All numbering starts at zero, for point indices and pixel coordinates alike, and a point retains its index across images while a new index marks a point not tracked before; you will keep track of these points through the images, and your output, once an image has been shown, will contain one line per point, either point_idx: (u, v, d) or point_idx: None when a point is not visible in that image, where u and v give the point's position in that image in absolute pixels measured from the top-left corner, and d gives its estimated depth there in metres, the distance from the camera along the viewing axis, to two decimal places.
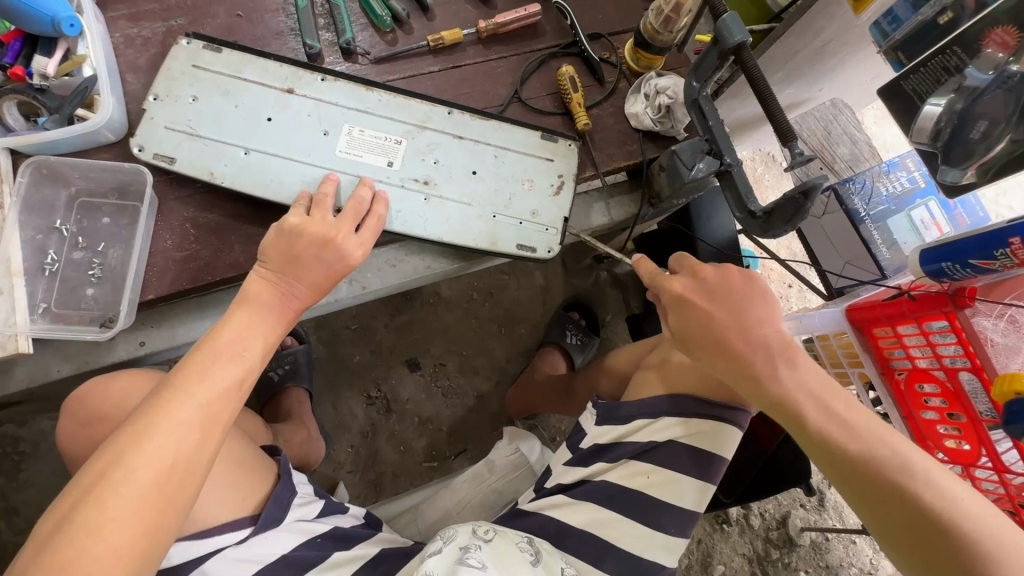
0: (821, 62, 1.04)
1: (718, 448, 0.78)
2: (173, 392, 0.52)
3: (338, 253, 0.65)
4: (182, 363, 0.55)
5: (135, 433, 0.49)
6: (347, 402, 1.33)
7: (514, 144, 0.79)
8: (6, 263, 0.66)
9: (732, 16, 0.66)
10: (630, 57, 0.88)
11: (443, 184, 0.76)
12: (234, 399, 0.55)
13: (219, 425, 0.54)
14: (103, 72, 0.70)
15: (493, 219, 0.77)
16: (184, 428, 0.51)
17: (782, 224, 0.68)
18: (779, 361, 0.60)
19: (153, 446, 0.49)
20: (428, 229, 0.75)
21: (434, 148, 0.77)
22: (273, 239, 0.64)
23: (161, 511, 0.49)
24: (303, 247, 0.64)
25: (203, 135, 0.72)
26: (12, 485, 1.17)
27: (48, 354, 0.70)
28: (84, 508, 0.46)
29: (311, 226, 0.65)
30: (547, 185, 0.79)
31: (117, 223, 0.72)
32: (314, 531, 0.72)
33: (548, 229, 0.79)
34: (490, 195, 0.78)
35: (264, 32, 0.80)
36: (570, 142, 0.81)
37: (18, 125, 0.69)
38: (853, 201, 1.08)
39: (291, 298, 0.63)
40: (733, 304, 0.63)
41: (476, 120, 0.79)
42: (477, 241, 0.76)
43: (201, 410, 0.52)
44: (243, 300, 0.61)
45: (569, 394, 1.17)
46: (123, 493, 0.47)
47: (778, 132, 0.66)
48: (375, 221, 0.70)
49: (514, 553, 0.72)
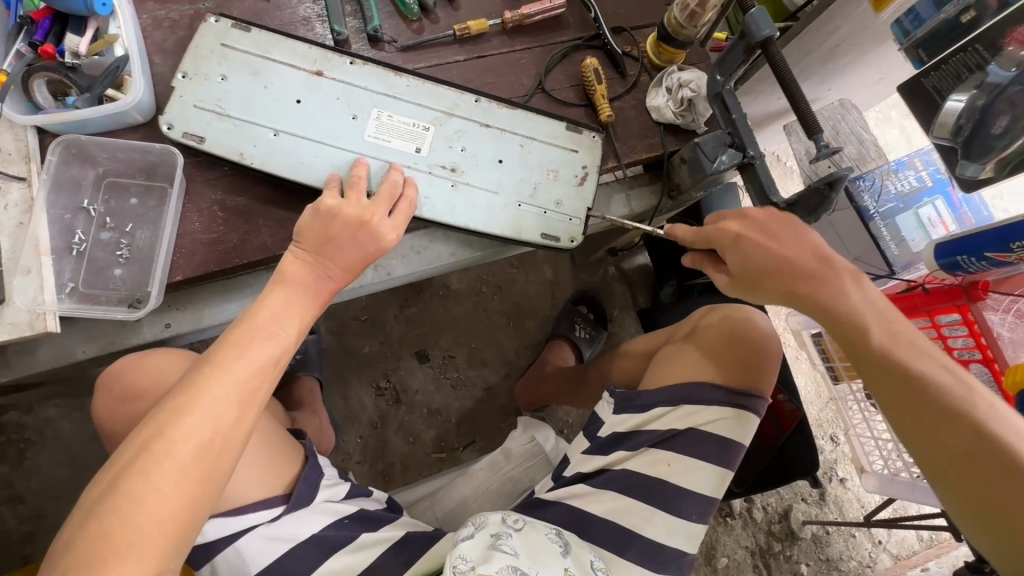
0: (833, 61, 1.06)
1: (740, 435, 0.81)
2: (211, 367, 0.53)
3: (372, 236, 0.66)
4: (222, 340, 0.55)
5: (175, 406, 0.50)
6: (357, 392, 1.33)
7: (539, 134, 0.80)
8: (35, 243, 0.66)
9: (760, 12, 0.68)
10: (651, 50, 0.89)
11: (470, 172, 0.77)
12: (269, 373, 0.56)
13: (256, 400, 0.54)
14: (134, 53, 0.69)
15: (519, 208, 0.78)
16: (223, 402, 0.52)
17: (805, 215, 0.70)
18: (844, 274, 0.61)
19: (192, 421, 0.50)
20: (455, 215, 0.76)
21: (462, 135, 0.78)
22: (308, 220, 0.65)
23: (200, 486, 0.49)
24: (338, 229, 0.65)
25: (232, 115, 0.72)
26: (17, 473, 1.16)
27: (73, 335, 0.70)
28: (127, 478, 0.46)
29: (346, 208, 0.66)
30: (571, 175, 0.80)
31: (145, 205, 0.72)
32: (343, 511, 0.71)
33: (571, 219, 0.80)
34: (517, 184, 0.78)
35: (291, 18, 0.81)
36: (593, 134, 0.82)
37: (47, 103, 0.68)
38: (863, 198, 1.10)
39: (324, 280, 0.64)
40: (792, 235, 0.63)
41: (503, 109, 0.80)
42: (503, 229, 0.77)
43: (238, 386, 0.53)
44: (279, 280, 0.61)
45: (581, 386, 1.18)
46: (164, 465, 0.48)
47: (803, 125, 0.68)
48: (407, 204, 0.70)
49: (545, 543, 0.72)
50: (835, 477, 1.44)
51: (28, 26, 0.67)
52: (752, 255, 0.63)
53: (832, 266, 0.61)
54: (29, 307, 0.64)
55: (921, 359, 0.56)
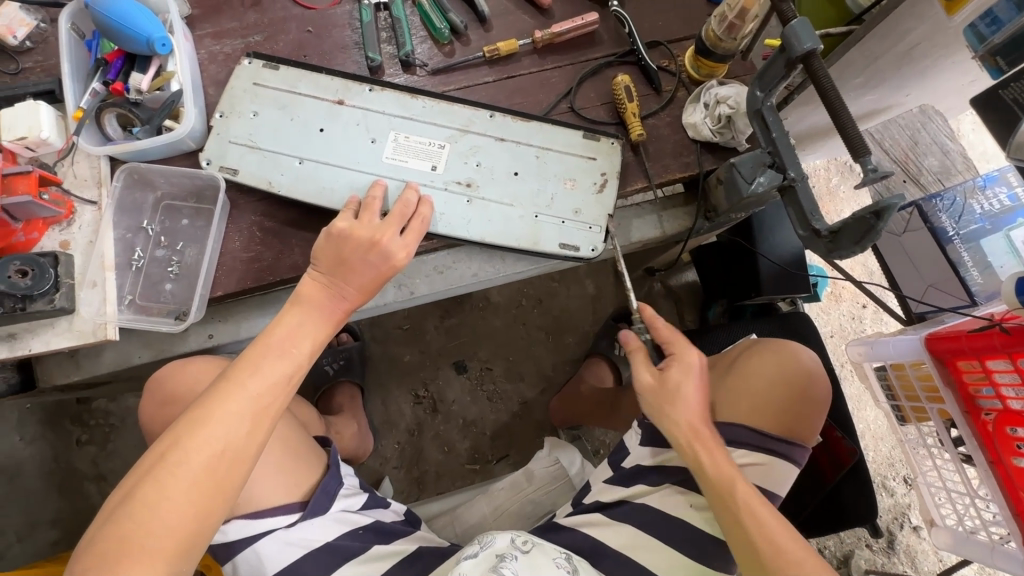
0: (909, 66, 0.95)
1: (776, 484, 0.76)
2: (228, 384, 0.56)
3: (383, 255, 0.67)
4: (240, 357, 0.59)
5: (191, 420, 0.54)
6: (396, 399, 1.37)
7: (555, 144, 0.80)
8: (101, 259, 0.73)
9: (802, 23, 0.63)
10: (690, 64, 0.85)
11: (485, 187, 0.78)
12: (282, 391, 0.59)
13: (267, 416, 0.57)
14: (188, 87, 0.76)
15: (535, 220, 0.78)
16: (236, 417, 0.55)
17: (850, 245, 0.64)
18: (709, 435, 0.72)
19: (206, 434, 0.53)
20: (471, 229, 0.77)
21: (477, 151, 0.79)
22: (323, 243, 0.67)
23: (210, 495, 0.53)
24: (350, 251, 0.66)
25: (263, 146, 0.77)
26: (102, 454, 1.30)
27: (132, 342, 0.78)
28: (144, 486, 0.51)
29: (357, 230, 0.67)
30: (589, 183, 0.80)
31: (195, 225, 0.79)
32: (357, 523, 0.72)
33: (591, 228, 0.79)
34: (534, 196, 0.78)
35: (330, 47, 0.85)
36: (613, 140, 0.81)
37: (116, 135, 0.76)
38: (941, 219, 0.98)
39: (340, 300, 0.66)
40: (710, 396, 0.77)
41: (518, 122, 0.80)
42: (519, 240, 0.77)
43: (252, 401, 0.56)
44: (297, 301, 0.65)
45: (617, 409, 1.15)
46: (178, 475, 0.51)
47: (848, 146, 0.61)
48: (419, 223, 0.70)
49: (551, 568, 0.69)
50: (907, 524, 1.27)
51: (104, 67, 0.76)
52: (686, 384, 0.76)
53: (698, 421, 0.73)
54: (93, 317, 0.72)
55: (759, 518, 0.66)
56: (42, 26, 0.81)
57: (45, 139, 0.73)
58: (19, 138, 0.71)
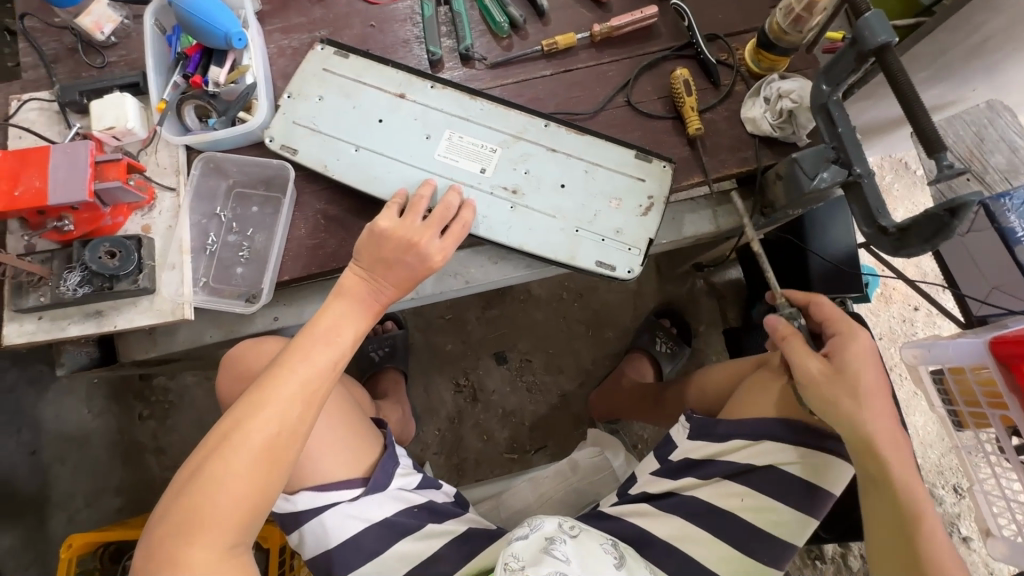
0: (980, 59, 0.92)
1: (828, 483, 0.75)
2: (281, 369, 0.58)
3: (419, 257, 0.68)
4: (290, 345, 0.60)
5: (248, 403, 0.55)
6: (438, 387, 1.40)
7: (606, 161, 0.80)
8: (179, 243, 0.78)
9: (876, 15, 0.61)
10: (750, 58, 0.84)
11: (530, 195, 0.78)
12: (330, 377, 0.60)
13: (317, 401, 0.58)
14: (262, 80, 0.80)
15: (577, 233, 0.78)
16: (289, 401, 0.56)
17: (920, 243, 0.63)
18: (894, 426, 0.69)
19: (263, 417, 0.55)
20: (511, 236, 0.77)
21: (527, 158, 0.79)
22: (366, 240, 0.69)
23: (267, 474, 0.55)
24: (389, 252, 0.68)
25: (322, 130, 0.80)
26: (161, 429, 1.38)
27: (204, 322, 0.82)
28: (209, 465, 0.53)
29: (399, 231, 0.69)
30: (635, 205, 0.79)
31: (263, 212, 0.83)
32: (412, 501, 0.74)
33: (630, 249, 0.78)
34: (579, 210, 0.78)
35: (392, 41, 0.87)
36: (665, 163, 0.80)
37: (194, 126, 0.80)
38: (1009, 218, 0.93)
39: (379, 292, 0.68)
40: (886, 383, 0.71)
41: (572, 134, 0.80)
42: (557, 253, 0.77)
43: (303, 386, 0.58)
44: (339, 292, 0.66)
45: (656, 406, 1.14)
46: (238, 455, 0.53)
47: (923, 142, 0.59)
48: (460, 226, 0.71)
49: (599, 554, 0.71)
50: (956, 534, 1.23)
51: (183, 60, 0.80)
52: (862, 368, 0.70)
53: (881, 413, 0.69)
54: (172, 297, 0.76)
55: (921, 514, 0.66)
56: (126, 22, 0.86)
57: (131, 128, 0.77)
58: (108, 128, 0.77)
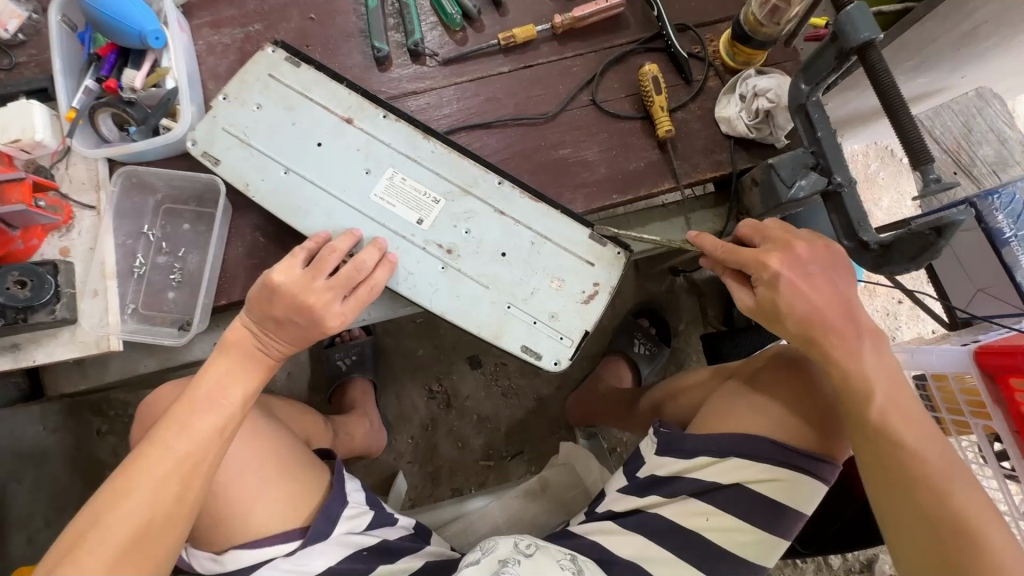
0: (972, 45, 0.85)
1: (798, 503, 0.71)
2: (151, 447, 0.55)
3: (314, 320, 0.63)
4: (165, 418, 0.57)
5: (113, 492, 0.53)
6: (410, 394, 1.35)
7: (556, 234, 0.72)
8: (102, 266, 0.71)
9: (859, 8, 0.55)
10: (725, 51, 0.77)
11: (467, 258, 0.71)
12: (212, 448, 0.57)
13: (195, 478, 0.56)
14: (184, 84, 0.72)
15: (507, 310, 0.71)
16: (160, 481, 0.54)
17: (902, 261, 0.58)
18: (865, 338, 0.62)
19: (129, 504, 0.52)
20: (434, 300, 0.70)
21: (471, 217, 0.72)
22: (257, 292, 0.63)
23: (135, 567, 0.51)
24: (280, 311, 0.63)
25: (254, 144, 0.72)
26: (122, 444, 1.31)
27: (137, 351, 0.76)
28: (62, 567, 0.49)
29: (294, 288, 0.62)
30: (578, 289, 0.72)
31: (195, 230, 0.77)
32: (362, 544, 0.70)
33: (562, 339, 0.71)
34: (513, 285, 0.71)
35: (335, 35, 0.79)
36: (619, 250, 0.73)
37: (112, 136, 0.72)
38: (998, 218, 0.89)
39: (268, 350, 0.64)
40: (832, 283, 0.63)
41: (526, 199, 0.73)
42: (480, 329, 0.70)
43: (177, 462, 0.55)
44: (222, 349, 0.63)
45: (631, 415, 1.08)
46: (97, 552, 0.50)
47: (910, 153, 0.54)
48: (367, 290, 0.66)
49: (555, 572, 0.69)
50: None
51: (97, 62, 0.72)
52: (790, 297, 0.62)
53: (843, 327, 0.62)
54: (95, 328, 0.69)
55: (904, 428, 0.59)
56: (35, 17, 0.77)
57: (40, 141, 0.69)
58: (13, 141, 0.68)
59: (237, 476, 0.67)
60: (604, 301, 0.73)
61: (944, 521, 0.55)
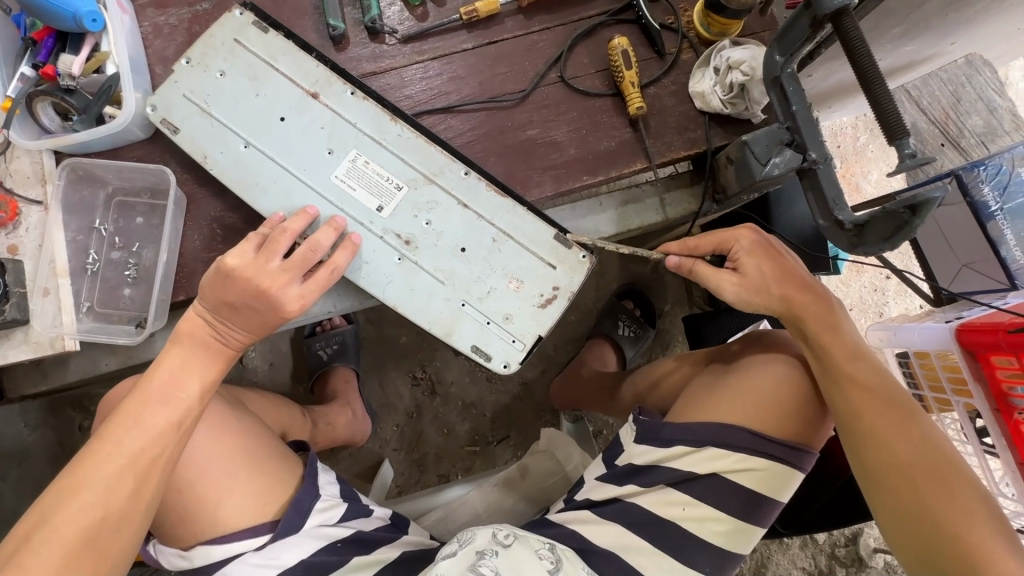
0: (963, 9, 0.82)
1: (774, 492, 0.70)
2: (102, 444, 0.54)
3: (272, 305, 0.61)
4: (117, 411, 0.55)
5: (61, 491, 0.51)
6: (393, 381, 1.34)
7: (519, 232, 0.69)
8: (52, 263, 0.68)
9: None
10: (700, 22, 0.73)
11: (426, 251, 0.69)
12: (169, 444, 0.55)
13: (150, 474, 0.54)
14: (126, 69, 0.68)
15: (461, 308, 0.68)
16: (113, 478, 0.52)
17: (878, 242, 0.56)
18: (832, 305, 0.64)
19: (80, 503, 0.51)
20: (388, 291, 0.68)
21: (433, 207, 0.69)
22: (212, 278, 0.61)
23: (89, 566, 0.50)
24: (235, 296, 0.60)
25: (214, 114, 0.69)
26: None
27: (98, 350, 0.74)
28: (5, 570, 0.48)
29: (248, 272, 0.60)
30: (536, 293, 0.69)
31: (149, 224, 0.74)
32: (335, 536, 0.68)
33: (514, 342, 0.68)
34: (470, 282, 0.69)
35: (289, 12, 0.75)
36: (585, 254, 0.69)
37: (53, 126, 0.69)
38: (982, 191, 0.86)
39: (228, 339, 0.62)
40: (801, 268, 0.65)
41: (492, 192, 0.69)
42: (432, 324, 0.68)
43: (131, 457, 0.53)
44: (175, 340, 0.61)
45: (612, 400, 1.06)
46: (43, 551, 0.49)
47: (884, 128, 0.51)
48: (326, 273, 0.63)
49: (534, 561, 0.67)
50: None
51: (33, 47, 0.68)
52: (769, 267, 0.64)
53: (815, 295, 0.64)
54: (48, 328, 0.67)
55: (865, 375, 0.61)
56: None
57: None
58: None
59: (202, 469, 0.65)
60: (563, 306, 0.70)
61: (909, 461, 0.56)
